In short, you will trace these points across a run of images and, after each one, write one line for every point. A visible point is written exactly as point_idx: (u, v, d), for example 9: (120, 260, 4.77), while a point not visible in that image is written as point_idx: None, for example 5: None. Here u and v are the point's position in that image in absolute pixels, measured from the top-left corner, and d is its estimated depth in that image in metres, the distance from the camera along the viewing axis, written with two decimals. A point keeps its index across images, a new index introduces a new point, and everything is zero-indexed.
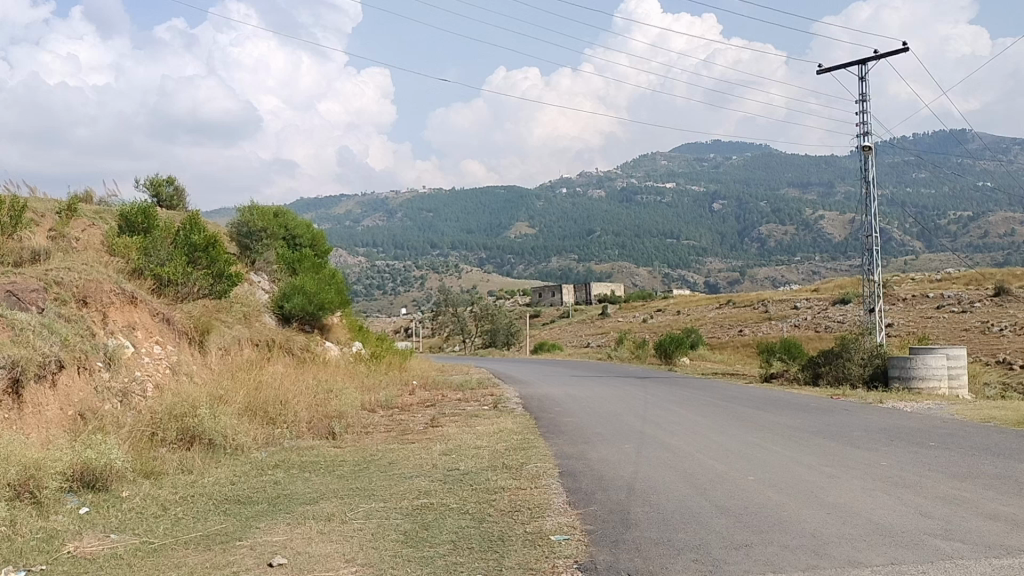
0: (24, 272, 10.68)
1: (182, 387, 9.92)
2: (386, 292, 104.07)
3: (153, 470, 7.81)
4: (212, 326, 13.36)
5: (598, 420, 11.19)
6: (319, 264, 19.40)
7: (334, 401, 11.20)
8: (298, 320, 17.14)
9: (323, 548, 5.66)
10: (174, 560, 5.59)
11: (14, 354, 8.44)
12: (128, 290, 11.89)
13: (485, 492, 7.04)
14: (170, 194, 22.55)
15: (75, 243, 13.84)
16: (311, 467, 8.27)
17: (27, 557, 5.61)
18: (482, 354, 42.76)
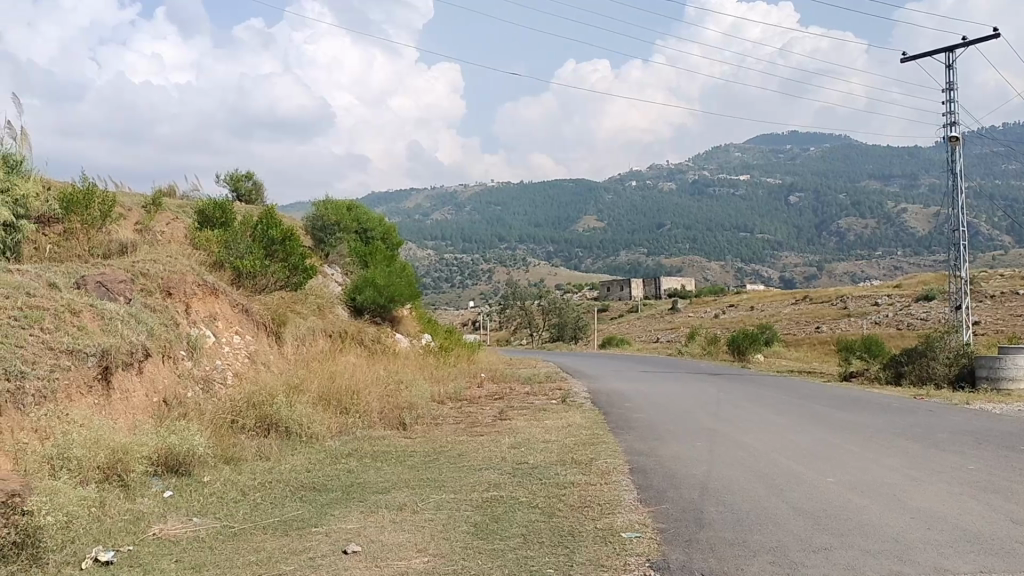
0: (112, 264, 11.11)
1: (259, 376, 10.20)
2: (455, 286, 104.95)
3: (233, 456, 8.05)
4: (288, 317, 13.68)
5: (668, 416, 11.06)
6: (391, 256, 19.65)
7: (405, 392, 11.33)
8: (371, 313, 17.40)
9: (396, 538, 5.75)
10: (253, 544, 5.75)
11: (104, 342, 8.80)
12: (209, 282, 12.27)
13: (555, 486, 7.04)
14: (249, 189, 23.18)
15: (160, 236, 14.34)
16: (383, 457, 8.39)
17: (115, 538, 5.87)
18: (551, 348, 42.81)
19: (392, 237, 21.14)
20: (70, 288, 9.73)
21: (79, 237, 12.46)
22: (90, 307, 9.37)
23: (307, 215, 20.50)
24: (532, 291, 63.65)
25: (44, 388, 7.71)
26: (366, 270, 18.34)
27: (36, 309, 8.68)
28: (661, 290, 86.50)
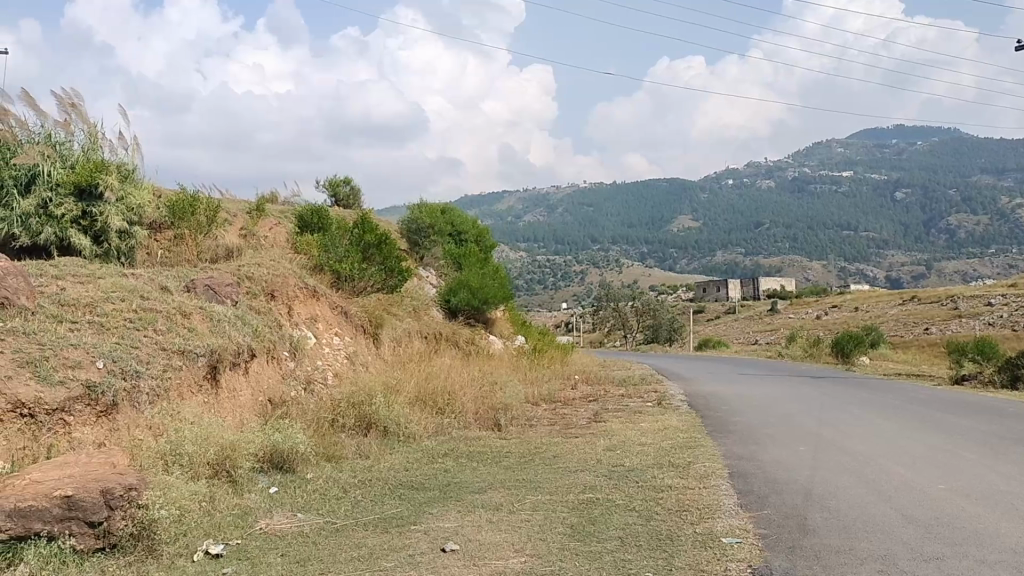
0: (220, 268, 11.58)
1: (358, 377, 10.46)
2: (547, 288, 105.06)
3: (334, 454, 8.26)
4: (385, 318, 13.97)
5: (768, 420, 10.77)
6: (484, 258, 19.82)
7: (499, 393, 11.40)
8: (465, 315, 17.60)
9: (494, 537, 5.79)
10: (354, 541, 5.89)
11: (212, 342, 9.18)
12: (309, 284, 12.66)
13: (652, 489, 6.95)
14: (347, 194, 23.80)
15: (263, 241, 14.88)
16: (479, 457, 8.46)
17: (225, 531, 6.12)
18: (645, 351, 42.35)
19: (485, 239, 21.29)
20: (181, 291, 10.18)
21: (188, 242, 13.05)
22: (199, 309, 9.80)
23: (402, 218, 20.89)
24: (626, 292, 63.10)
25: (158, 387, 8.10)
26: (460, 272, 18.56)
27: (150, 312, 9.13)
28: (758, 291, 84.34)
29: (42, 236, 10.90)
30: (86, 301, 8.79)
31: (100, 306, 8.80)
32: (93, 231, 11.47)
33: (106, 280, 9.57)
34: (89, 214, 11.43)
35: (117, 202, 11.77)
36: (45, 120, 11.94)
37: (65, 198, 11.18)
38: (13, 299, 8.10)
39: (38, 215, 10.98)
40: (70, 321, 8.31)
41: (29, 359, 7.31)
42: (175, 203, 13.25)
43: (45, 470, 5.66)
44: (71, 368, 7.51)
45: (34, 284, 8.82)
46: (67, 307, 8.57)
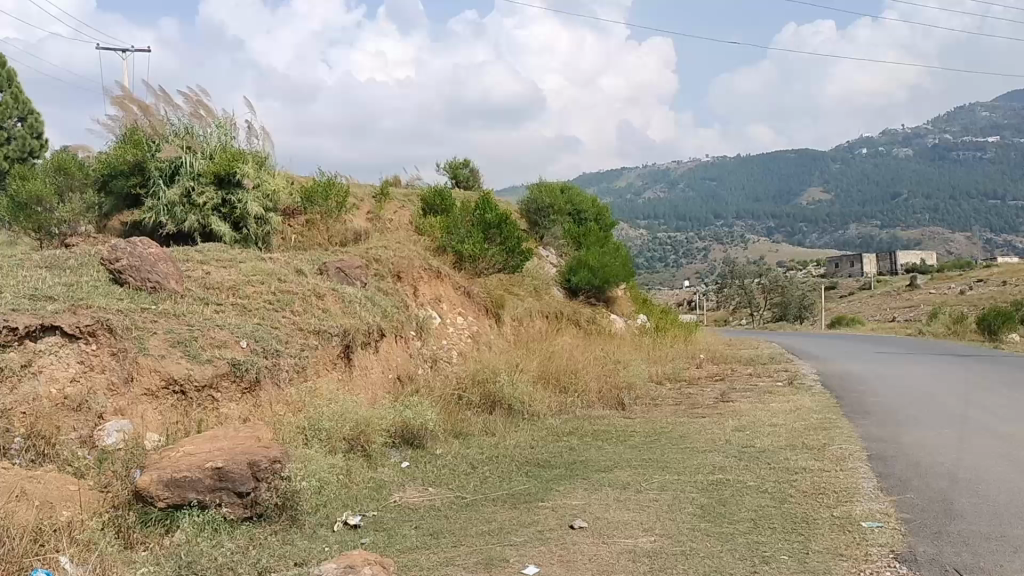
0: (349, 251, 12.00)
1: (482, 356, 10.63)
2: (667, 266, 103.48)
3: (461, 431, 8.45)
4: (507, 298, 14.10)
5: (908, 401, 10.26)
6: (604, 238, 19.68)
7: (623, 371, 11.32)
8: (585, 294, 17.55)
9: (622, 516, 5.79)
10: (485, 515, 6.02)
11: (345, 323, 9.52)
12: (434, 266, 12.94)
13: (785, 472, 6.75)
14: (467, 175, 24.11)
15: (389, 224, 15.31)
16: (605, 436, 8.45)
17: (362, 503, 6.38)
18: (775, 328, 41.14)
19: (605, 217, 21.06)
20: (315, 274, 10.62)
21: (319, 228, 13.58)
22: (332, 291, 10.18)
23: (522, 198, 20.99)
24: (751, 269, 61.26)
25: (297, 365, 8.49)
26: (580, 251, 18.48)
27: (287, 294, 9.57)
28: (895, 264, 80.07)
29: (187, 224, 11.64)
30: (228, 284, 9.31)
31: (242, 290, 9.29)
32: (232, 217, 12.10)
33: (246, 264, 10.08)
34: (228, 201, 12.03)
35: (254, 189, 12.31)
36: (184, 114, 12.66)
37: (206, 187, 11.83)
38: (164, 283, 8.66)
39: (183, 204, 11.72)
40: (215, 303, 8.82)
41: (180, 340, 7.83)
42: (306, 189, 13.79)
43: (198, 443, 6.03)
44: (218, 348, 7.99)
45: (183, 269, 9.40)
46: (212, 291, 9.10)
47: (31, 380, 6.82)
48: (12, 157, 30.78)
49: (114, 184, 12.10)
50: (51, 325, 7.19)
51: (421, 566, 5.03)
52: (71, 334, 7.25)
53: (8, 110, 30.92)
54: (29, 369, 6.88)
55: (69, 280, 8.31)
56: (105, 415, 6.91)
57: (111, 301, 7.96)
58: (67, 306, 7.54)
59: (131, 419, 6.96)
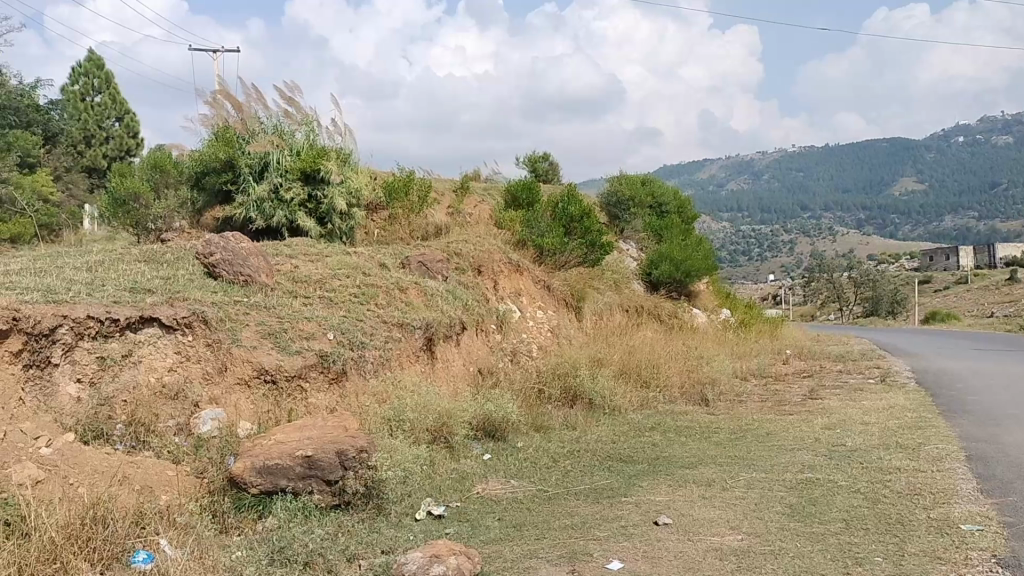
0: (431, 245, 12.14)
1: (562, 349, 10.62)
2: (750, 259, 101.34)
3: (542, 425, 8.46)
4: (587, 291, 14.04)
5: (1010, 400, 9.79)
6: (686, 231, 19.39)
7: (706, 367, 11.15)
8: (667, 288, 17.35)
9: (708, 513, 5.71)
10: (567, 509, 6.03)
11: (427, 316, 9.65)
12: (514, 259, 13.01)
13: (878, 472, 6.54)
14: (546, 169, 24.11)
15: (469, 218, 15.46)
16: (688, 432, 8.34)
17: (446, 494, 6.46)
18: (867, 323, 39.84)
19: (688, 210, 20.73)
20: (397, 268, 10.79)
21: (401, 222, 13.81)
22: (415, 284, 10.33)
23: (602, 191, 20.87)
24: (837, 263, 59.44)
25: (382, 356, 8.65)
26: (662, 245, 18.26)
27: (371, 287, 9.75)
28: (992, 258, 76.50)
29: (275, 220, 12.00)
30: (316, 278, 9.54)
31: (328, 283, 9.51)
32: (318, 212, 12.41)
33: (333, 258, 10.32)
34: (314, 197, 12.33)
35: (339, 184, 12.57)
36: (271, 113, 13.02)
37: (293, 183, 12.14)
38: (255, 276, 8.94)
39: (271, 200, 12.07)
40: (304, 296, 9.06)
41: (270, 331, 8.08)
42: (389, 184, 14.03)
43: (288, 431, 6.19)
44: (306, 340, 8.21)
45: (273, 262, 9.67)
46: (300, 284, 9.35)
47: (131, 368, 7.14)
48: (111, 155, 32.19)
49: (206, 181, 12.54)
50: (150, 317, 7.48)
51: (505, 558, 5.07)
52: (168, 325, 7.54)
53: (106, 110, 32.67)
54: (130, 359, 7.21)
55: (167, 274, 8.66)
56: (201, 403, 7.19)
57: (206, 293, 8.26)
58: (166, 298, 7.85)
59: (225, 407, 7.24)
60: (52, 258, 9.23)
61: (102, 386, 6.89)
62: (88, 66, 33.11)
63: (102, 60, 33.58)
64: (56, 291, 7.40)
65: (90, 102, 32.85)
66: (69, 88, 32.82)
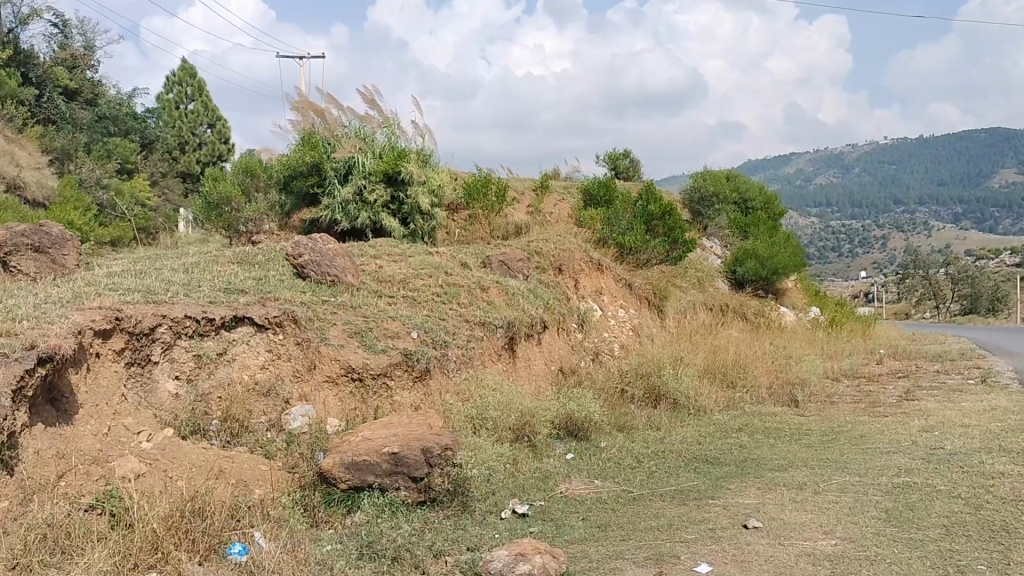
0: (511, 245, 12.19)
1: (645, 348, 10.52)
2: (839, 256, 98.29)
3: (626, 424, 8.40)
4: (670, 290, 13.86)
5: None
6: (772, 227, 18.96)
7: (795, 367, 10.87)
8: (752, 286, 17.00)
9: (799, 517, 5.57)
10: (653, 510, 5.97)
11: (509, 314, 9.69)
12: (595, 258, 12.96)
13: (981, 477, 6.25)
14: (627, 166, 23.89)
15: (549, 217, 15.48)
16: (777, 434, 8.15)
17: (529, 492, 6.47)
18: (967, 322, 38.11)
19: (774, 206, 20.24)
20: (479, 267, 10.88)
21: (481, 223, 13.92)
22: (497, 283, 10.39)
23: (685, 187, 20.57)
24: (932, 259, 57.13)
25: (464, 355, 8.73)
26: (747, 242, 17.90)
27: (454, 286, 9.86)
28: None
29: (359, 221, 12.25)
30: (400, 278, 9.70)
31: (412, 283, 9.65)
32: (400, 213, 12.62)
33: (416, 258, 10.46)
34: (397, 198, 12.53)
35: (421, 185, 12.74)
36: (353, 117, 13.28)
37: (377, 185, 12.33)
38: (341, 277, 9.13)
39: (356, 201, 12.30)
40: (388, 295, 9.21)
41: (357, 330, 8.25)
42: (470, 184, 14.15)
43: (375, 428, 6.32)
44: (391, 338, 8.35)
45: (358, 263, 9.87)
46: (385, 284, 9.51)
47: (226, 366, 7.42)
48: (203, 160, 33.42)
49: (294, 184, 12.89)
50: (243, 316, 7.74)
51: (590, 558, 5.05)
52: (260, 325, 7.78)
53: (199, 117, 33.94)
54: (225, 357, 7.47)
55: (258, 275, 8.93)
56: (291, 400, 7.42)
57: (296, 294, 8.48)
58: (258, 298, 8.11)
59: (314, 405, 7.44)
60: (151, 261, 9.62)
61: (198, 383, 7.17)
62: (182, 75, 34.47)
63: (194, 69, 34.87)
64: (155, 291, 7.71)
65: (184, 110, 34.19)
66: (164, 97, 34.21)
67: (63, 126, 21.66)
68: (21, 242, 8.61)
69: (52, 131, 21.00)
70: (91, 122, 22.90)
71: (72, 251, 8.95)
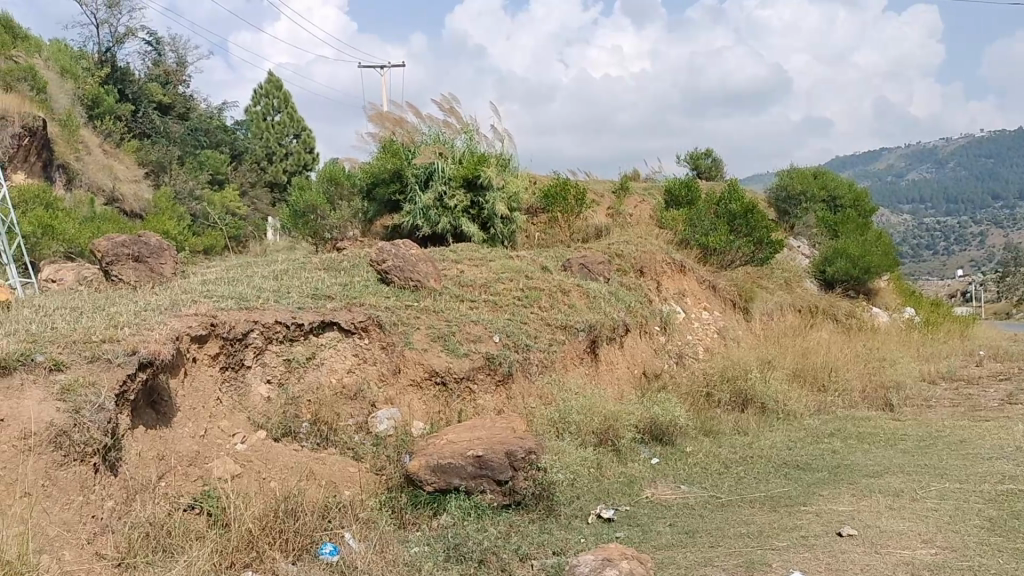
0: (592, 247, 12.14)
1: (731, 351, 10.32)
2: (933, 254, 94.35)
3: (712, 428, 8.25)
4: (756, 291, 13.56)
5: None
6: (863, 225, 18.34)
7: (889, 370, 10.48)
8: (842, 286, 16.49)
9: (897, 525, 5.36)
10: (742, 517, 5.84)
11: (591, 318, 9.63)
12: (677, 259, 12.80)
13: None
14: (708, 165, 23.51)
15: (629, 219, 15.35)
16: (871, 439, 7.88)
17: (614, 497, 6.42)
18: None
19: (865, 203, 19.59)
20: (559, 270, 10.88)
21: (561, 226, 13.91)
22: (578, 287, 10.34)
23: (770, 186, 20.10)
24: None
25: (546, 359, 8.72)
26: (836, 241, 17.38)
27: (535, 290, 9.87)
28: None
29: (440, 226, 12.43)
30: (481, 282, 9.76)
31: (493, 286, 9.70)
32: (480, 218, 12.74)
33: (496, 262, 10.52)
34: (477, 203, 12.66)
35: (500, 190, 12.81)
36: (433, 124, 13.46)
37: (456, 191, 12.49)
38: (424, 282, 9.24)
39: (436, 207, 12.48)
40: (470, 299, 9.28)
41: (440, 334, 8.31)
42: (549, 188, 14.15)
43: (459, 431, 6.37)
44: (473, 342, 8.40)
45: (440, 268, 9.97)
46: (466, 288, 9.59)
47: (314, 370, 7.61)
48: (290, 170, 34.39)
49: (376, 191, 13.13)
50: (331, 321, 7.92)
51: (678, 564, 4.97)
52: (347, 329, 7.95)
53: (285, 129, 34.95)
54: (313, 361, 7.66)
55: (344, 281, 9.13)
56: (377, 403, 7.59)
57: (380, 299, 8.63)
58: (344, 304, 8.28)
59: (399, 408, 7.60)
60: (242, 268, 9.93)
61: (289, 387, 7.39)
62: (268, 88, 35.57)
63: (280, 81, 35.94)
64: (247, 298, 7.95)
65: (271, 121, 35.28)
66: (252, 109, 35.37)
67: (158, 140, 22.60)
68: (121, 252, 8.99)
69: (147, 144, 21.91)
70: (183, 135, 23.83)
71: (169, 260, 9.29)
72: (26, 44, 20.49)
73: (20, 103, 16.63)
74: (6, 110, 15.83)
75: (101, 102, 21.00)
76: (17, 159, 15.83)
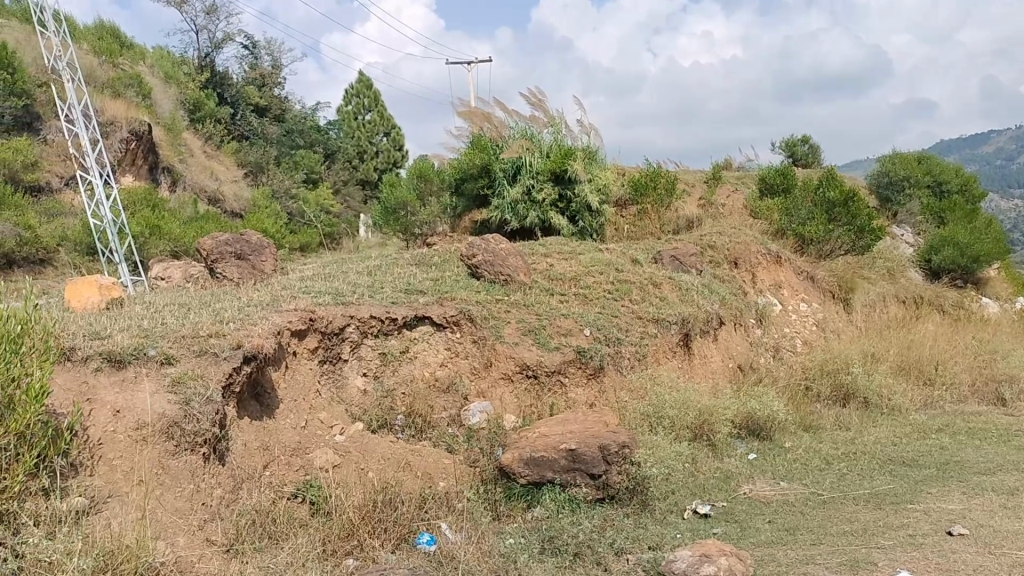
0: (684, 239, 11.98)
1: (831, 344, 9.99)
2: None
3: (812, 424, 8.02)
4: (857, 282, 13.07)
5: None
6: (972, 211, 17.45)
7: (1002, 363, 9.94)
8: (950, 276, 15.73)
9: (1013, 525, 5.10)
10: (846, 514, 5.66)
11: (684, 310, 9.47)
12: (773, 250, 12.46)
13: None
14: (804, 152, 22.83)
15: (722, 209, 15.04)
16: (983, 435, 7.51)
17: (711, 493, 6.31)
18: None
19: (974, 188, 18.60)
20: (650, 263, 10.75)
21: (651, 217, 13.73)
22: (669, 279, 10.20)
23: (871, 173, 19.39)
24: None
25: (638, 352, 8.63)
26: (942, 229, 16.61)
27: (625, 283, 9.78)
28: None
29: (528, 220, 12.48)
30: (571, 276, 9.75)
31: (583, 280, 9.68)
32: (568, 211, 12.74)
33: (586, 256, 10.47)
34: (565, 196, 12.64)
35: (588, 183, 12.73)
36: (521, 119, 13.48)
37: (545, 184, 12.47)
38: (514, 276, 9.25)
39: (524, 201, 12.51)
40: (561, 293, 9.28)
41: (530, 328, 8.33)
42: (638, 180, 14.00)
43: (551, 425, 6.37)
44: (564, 336, 8.38)
45: (530, 261, 10.00)
46: (556, 282, 9.59)
47: (408, 364, 7.83)
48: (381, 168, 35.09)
49: (465, 186, 13.24)
50: (423, 316, 8.07)
51: (778, 562, 4.85)
52: (439, 324, 8.11)
53: (375, 127, 35.67)
54: (407, 354, 7.87)
55: (436, 276, 9.27)
56: (470, 397, 7.77)
57: (471, 293, 8.71)
58: (436, 298, 8.40)
59: (491, 401, 7.73)
60: (338, 265, 10.19)
61: (384, 379, 7.65)
62: (359, 88, 36.35)
63: (370, 81, 36.66)
64: (343, 293, 8.15)
65: (362, 120, 36.04)
66: (344, 109, 36.18)
67: (255, 141, 23.39)
68: (224, 250, 9.35)
69: (246, 146, 22.69)
70: (279, 136, 24.58)
71: (269, 257, 9.61)
72: (132, 53, 21.51)
73: (127, 109, 17.46)
74: (114, 116, 16.79)
75: (202, 106, 21.84)
76: (125, 163, 16.68)
